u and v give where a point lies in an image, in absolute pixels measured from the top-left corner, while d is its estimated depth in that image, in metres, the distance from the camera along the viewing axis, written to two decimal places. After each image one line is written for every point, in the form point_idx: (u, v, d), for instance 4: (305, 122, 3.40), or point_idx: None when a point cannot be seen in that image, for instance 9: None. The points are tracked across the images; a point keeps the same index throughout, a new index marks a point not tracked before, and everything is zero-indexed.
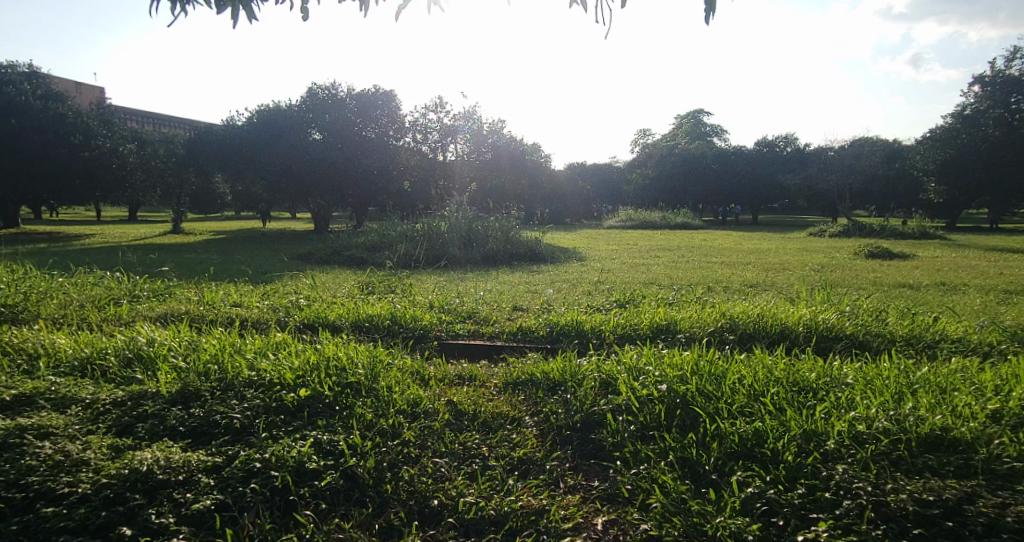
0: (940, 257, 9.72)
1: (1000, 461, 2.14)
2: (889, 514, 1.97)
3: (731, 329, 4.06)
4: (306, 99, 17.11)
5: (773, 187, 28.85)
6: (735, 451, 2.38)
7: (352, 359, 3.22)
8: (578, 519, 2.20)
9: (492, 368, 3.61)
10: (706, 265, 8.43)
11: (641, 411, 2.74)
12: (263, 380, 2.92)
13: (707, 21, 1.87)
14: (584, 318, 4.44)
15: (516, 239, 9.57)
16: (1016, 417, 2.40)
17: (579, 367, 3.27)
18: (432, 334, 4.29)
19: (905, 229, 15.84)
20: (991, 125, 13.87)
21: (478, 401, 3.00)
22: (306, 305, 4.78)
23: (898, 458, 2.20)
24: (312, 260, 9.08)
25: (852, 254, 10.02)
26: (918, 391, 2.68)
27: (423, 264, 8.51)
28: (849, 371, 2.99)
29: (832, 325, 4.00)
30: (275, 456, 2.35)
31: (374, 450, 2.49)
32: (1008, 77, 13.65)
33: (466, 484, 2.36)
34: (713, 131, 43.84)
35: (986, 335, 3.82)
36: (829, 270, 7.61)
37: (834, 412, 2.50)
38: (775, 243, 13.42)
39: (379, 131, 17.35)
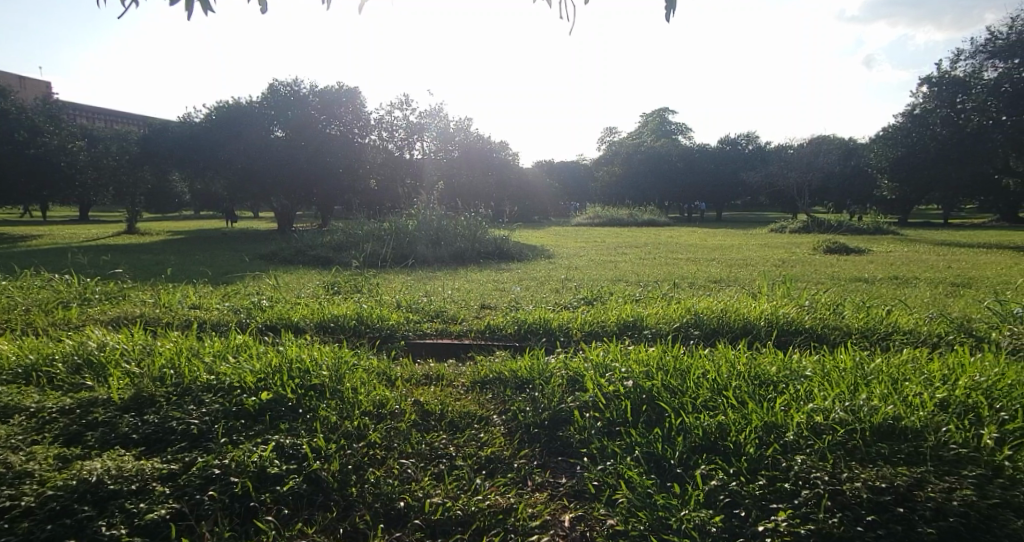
0: (895, 252, 10.08)
1: (947, 448, 2.22)
2: (845, 502, 2.03)
3: (695, 325, 4.13)
4: (268, 95, 16.78)
5: (736, 185, 29.99)
6: (698, 445, 2.42)
7: (316, 360, 3.16)
8: (546, 517, 2.20)
9: (460, 367, 3.60)
10: (672, 261, 8.57)
11: (607, 407, 2.77)
12: (223, 384, 2.84)
13: (667, 19, 1.77)
14: (552, 316, 4.47)
15: (485, 237, 9.56)
16: (962, 405, 2.49)
17: (547, 365, 3.28)
18: (399, 334, 4.24)
19: (860, 225, 16.39)
20: (938, 124, 14.16)
21: (445, 401, 2.98)
22: (269, 306, 4.69)
23: (853, 447, 2.28)
24: (275, 260, 8.90)
25: (812, 248, 10.31)
26: (872, 382, 2.77)
27: (390, 263, 8.42)
28: (807, 364, 3.08)
29: (792, 319, 4.12)
30: (234, 462, 2.30)
31: (339, 453, 2.45)
32: (952, 78, 13.84)
33: (433, 485, 2.34)
34: (677, 130, 44.70)
35: (937, 326, 3.98)
36: (790, 265, 7.84)
37: (793, 404, 2.57)
38: (739, 239, 13.75)
39: (344, 129, 17.12)
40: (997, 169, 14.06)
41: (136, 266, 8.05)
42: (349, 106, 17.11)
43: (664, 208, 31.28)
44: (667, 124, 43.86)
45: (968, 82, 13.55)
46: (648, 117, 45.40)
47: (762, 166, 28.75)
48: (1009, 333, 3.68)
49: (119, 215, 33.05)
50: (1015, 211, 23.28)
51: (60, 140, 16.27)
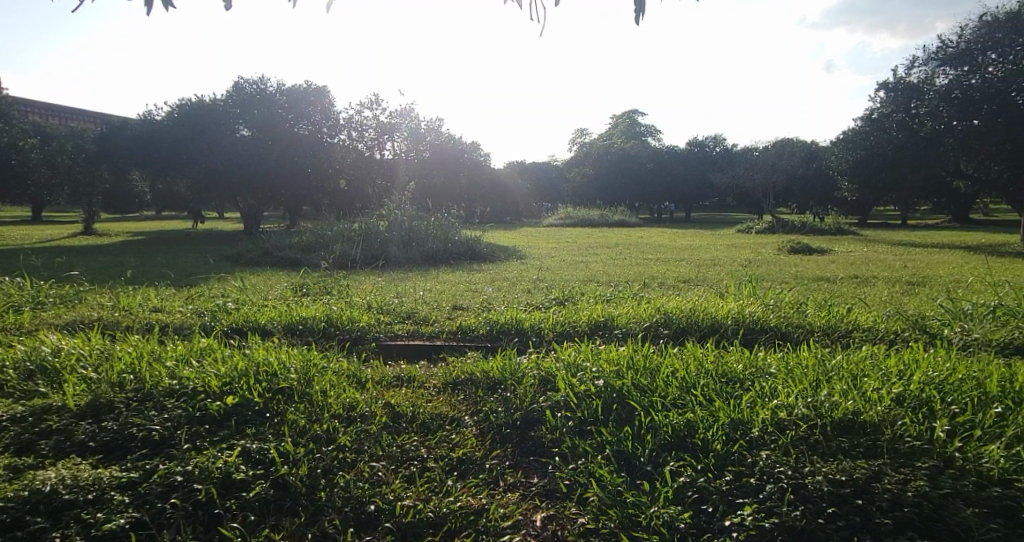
0: (855, 252, 10.42)
1: (903, 441, 2.30)
2: (807, 495, 2.09)
3: (665, 324, 4.20)
4: (232, 93, 16.45)
5: (704, 187, 30.54)
6: (668, 443, 2.46)
7: (284, 363, 3.10)
8: (518, 517, 2.21)
9: (431, 368, 3.59)
10: (643, 262, 8.67)
11: (578, 407, 2.80)
12: (186, 389, 2.77)
13: (638, 22, 1.70)
14: (524, 316, 4.49)
15: (457, 238, 9.53)
16: (917, 399, 2.58)
17: (518, 365, 3.29)
18: (370, 335, 4.20)
19: (823, 226, 16.88)
20: (895, 129, 14.66)
21: (416, 403, 2.97)
22: (235, 309, 4.60)
23: (815, 442, 2.34)
24: (241, 262, 8.71)
25: (776, 249, 10.58)
26: (833, 378, 2.85)
27: (360, 264, 8.34)
28: (772, 362, 3.16)
29: (758, 318, 4.21)
30: (198, 469, 2.24)
31: (307, 457, 2.42)
32: (907, 85, 14.24)
33: (404, 488, 2.32)
34: (647, 132, 45.30)
35: (894, 324, 4.12)
36: (756, 265, 8.04)
37: (758, 401, 2.63)
38: (708, 239, 13.99)
39: (313, 129, 16.90)
40: (948, 173, 14.57)
41: (94, 269, 7.79)
42: (318, 105, 16.92)
43: (634, 208, 31.70)
44: (637, 126, 44.42)
45: (921, 89, 13.95)
46: (617, 118, 45.88)
47: (729, 168, 29.37)
48: (959, 330, 3.84)
49: (77, 216, 31.91)
50: (966, 211, 24.29)
51: (10, 137, 15.60)
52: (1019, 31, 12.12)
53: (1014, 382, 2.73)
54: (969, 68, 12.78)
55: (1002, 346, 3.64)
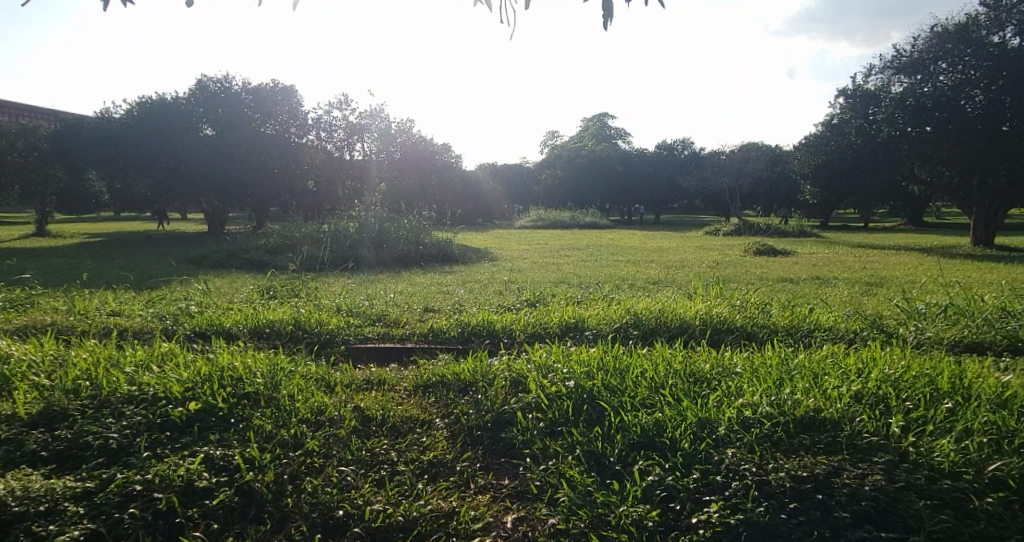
0: (817, 253, 10.72)
1: (861, 436, 2.37)
2: (771, 492, 2.13)
3: (635, 325, 4.25)
4: (196, 92, 16.11)
5: (672, 190, 30.95)
6: (637, 442, 2.49)
7: (250, 367, 3.04)
8: (488, 519, 2.21)
9: (402, 371, 3.56)
10: (612, 264, 8.75)
11: (549, 408, 2.81)
12: (146, 395, 2.70)
13: (605, 27, 1.73)
14: (496, 317, 4.50)
15: (428, 241, 9.46)
16: (874, 396, 2.67)
17: (489, 367, 3.29)
18: (340, 338, 4.15)
19: (787, 228, 17.32)
20: (854, 134, 15.05)
21: (386, 406, 2.94)
22: (198, 312, 4.49)
23: (778, 439, 2.40)
24: (205, 264, 8.51)
25: (742, 251, 10.79)
26: (796, 377, 2.93)
27: (329, 266, 8.23)
28: (738, 361, 3.23)
29: (724, 319, 4.30)
30: (158, 477, 2.19)
31: (274, 463, 2.38)
32: (865, 92, 14.61)
33: (373, 492, 2.29)
34: (617, 135, 45.84)
35: (854, 323, 4.25)
36: (723, 267, 8.20)
37: (724, 400, 2.69)
38: (676, 242, 14.22)
39: (280, 129, 16.67)
40: (903, 177, 15.09)
41: (47, 271, 7.50)
42: (284, 104, 16.72)
43: (604, 210, 32.01)
44: (607, 130, 44.94)
45: (878, 96, 14.39)
46: (588, 122, 46.33)
47: (696, 171, 29.90)
48: (913, 329, 4.00)
49: (29, 216, 30.61)
50: (920, 215, 25.29)
51: None
52: (967, 41, 12.56)
53: (964, 378, 2.85)
54: (922, 76, 13.28)
55: (953, 344, 3.79)
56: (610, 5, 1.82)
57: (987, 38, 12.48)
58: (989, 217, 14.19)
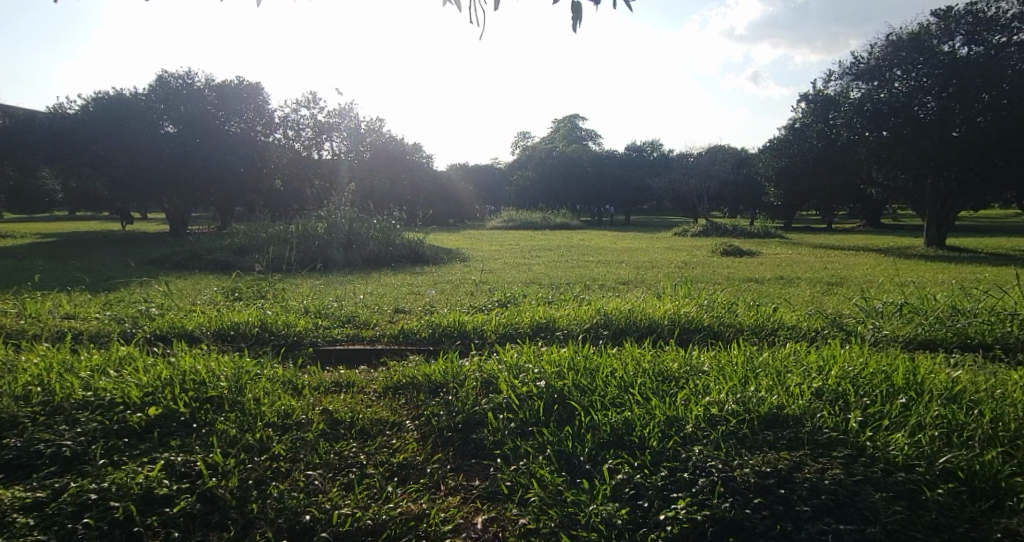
0: (780, 254, 10.99)
1: (822, 432, 2.44)
2: (736, 488, 2.17)
3: (605, 325, 4.29)
4: (156, 88, 15.66)
5: (642, 191, 31.21)
6: (606, 441, 2.51)
7: (213, 371, 2.96)
8: (458, 520, 2.20)
9: (371, 373, 3.52)
10: (583, 264, 8.81)
11: (520, 408, 2.81)
12: (102, 400, 2.61)
13: (575, 28, 1.70)
14: (467, 318, 4.49)
15: (399, 242, 9.38)
16: (833, 393, 2.75)
17: (461, 368, 3.28)
18: (307, 340, 4.08)
19: (752, 229, 17.72)
20: (815, 138, 15.46)
21: (355, 408, 2.90)
22: (159, 314, 4.36)
23: (743, 436, 2.45)
24: (167, 266, 8.27)
25: (710, 252, 10.99)
26: (760, 374, 3.00)
27: (297, 267, 8.09)
28: (705, 360, 3.29)
29: (692, 318, 4.37)
30: (115, 486, 2.12)
31: (238, 468, 2.32)
32: (825, 97, 15.05)
33: (342, 496, 2.26)
34: (588, 136, 46.17)
35: (816, 322, 4.37)
36: (691, 267, 8.33)
37: (692, 398, 2.74)
38: (645, 242, 14.42)
39: (246, 126, 16.32)
40: (862, 180, 15.57)
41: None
42: (250, 102, 16.44)
43: (575, 211, 32.18)
44: (578, 130, 45.26)
45: (838, 101, 14.84)
46: (559, 123, 46.61)
47: (665, 173, 30.34)
48: (871, 327, 4.14)
49: None
50: (878, 216, 26.08)
51: None
52: (919, 50, 13.10)
53: (917, 373, 2.96)
54: (878, 82, 13.73)
55: (908, 340, 3.93)
56: (579, 7, 1.79)
57: (938, 47, 13.01)
58: (941, 219, 14.67)
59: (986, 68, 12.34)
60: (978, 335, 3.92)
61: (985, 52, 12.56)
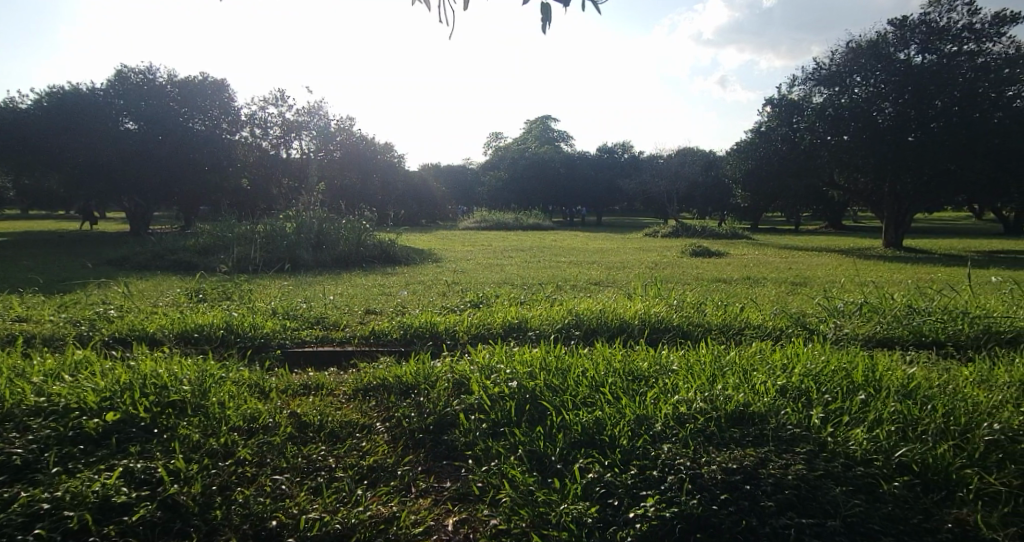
0: (746, 254, 11.22)
1: (785, 428, 2.50)
2: (704, 484, 2.19)
3: (576, 325, 4.31)
4: (115, 83, 15.16)
5: (613, 192, 31.50)
6: (578, 441, 2.53)
7: (176, 374, 2.88)
8: (429, 523, 2.18)
9: (341, 375, 3.47)
10: (555, 264, 8.88)
11: (492, 409, 2.81)
12: (56, 406, 2.52)
13: (545, 30, 1.68)
14: (439, 319, 4.47)
15: (370, 242, 9.28)
16: (797, 391, 2.82)
17: (432, 369, 3.26)
18: (275, 342, 4.00)
19: (720, 230, 18.07)
20: (780, 141, 15.81)
21: (324, 411, 2.86)
22: (118, 317, 4.22)
23: (711, 433, 2.49)
24: (127, 266, 8.02)
25: (679, 252, 11.18)
26: (727, 373, 3.05)
27: (264, 268, 7.93)
28: (674, 359, 3.34)
29: (662, 318, 4.43)
30: (70, 495, 2.05)
31: (201, 474, 2.26)
32: (789, 101, 15.41)
33: (310, 500, 2.22)
34: (560, 138, 46.42)
35: (780, 321, 4.47)
36: (661, 267, 8.44)
37: (661, 397, 2.77)
38: (616, 243, 14.56)
39: (210, 124, 15.95)
40: (824, 183, 16.01)
41: None
42: (214, 98, 16.11)
43: (548, 212, 32.33)
44: (550, 132, 45.48)
45: (801, 106, 15.22)
46: (531, 124, 46.72)
47: (636, 174, 30.70)
48: (833, 326, 4.25)
49: None
50: (840, 217, 26.84)
51: None
52: (877, 57, 13.51)
53: (875, 371, 3.05)
54: (839, 88, 14.13)
55: (867, 339, 4.06)
56: (549, 5, 1.77)
57: (895, 55, 13.44)
58: (900, 221, 15.17)
59: (939, 75, 12.83)
60: (932, 333, 4.06)
61: (939, 60, 13.05)
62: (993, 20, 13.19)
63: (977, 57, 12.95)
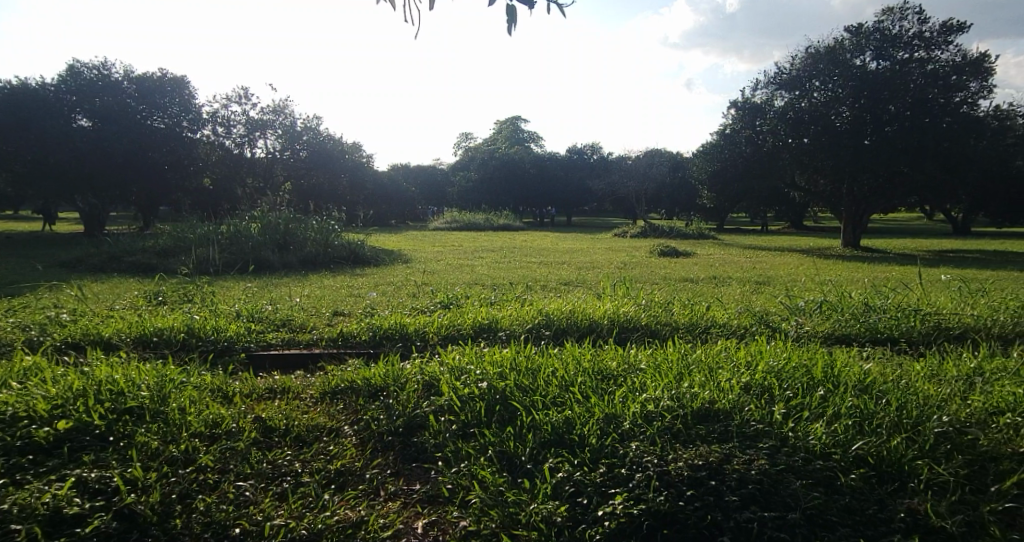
0: (711, 254, 11.42)
1: (749, 425, 2.55)
2: (670, 481, 2.22)
3: (546, 325, 4.32)
4: (66, 78, 14.60)
5: (583, 193, 31.75)
6: (547, 441, 2.53)
7: (134, 380, 2.79)
8: (398, 526, 2.16)
9: (308, 378, 3.40)
10: (525, 265, 8.90)
11: (462, 410, 2.79)
12: (3, 415, 2.42)
13: (510, 31, 1.68)
14: (409, 320, 4.43)
15: (337, 243, 9.14)
16: (760, 387, 2.88)
17: (401, 371, 3.22)
18: (239, 345, 3.91)
19: (688, 231, 18.36)
20: (744, 144, 16.14)
21: (291, 415, 2.80)
22: (70, 321, 4.07)
23: (677, 430, 2.53)
24: (81, 269, 7.72)
25: (648, 253, 11.33)
26: (693, 371, 3.10)
27: (228, 270, 7.73)
28: (642, 358, 3.38)
29: (630, 318, 4.48)
30: (18, 506, 1.97)
31: (160, 482, 2.20)
32: (752, 105, 15.77)
33: (275, 506, 2.18)
34: (531, 138, 46.52)
35: (744, 320, 4.55)
36: (629, 268, 8.53)
37: (629, 395, 2.80)
38: (586, 243, 14.68)
39: (169, 122, 15.54)
40: (786, 184, 16.43)
41: None
42: (173, 95, 15.75)
43: (518, 212, 32.39)
44: (521, 133, 45.60)
45: (763, 109, 15.58)
46: (501, 125, 46.71)
47: (606, 174, 31.01)
48: (794, 323, 4.37)
49: None
50: (802, 218, 27.59)
51: None
52: (835, 63, 13.93)
53: (834, 367, 3.14)
54: (800, 92, 14.53)
55: (826, 336, 4.18)
56: (515, 7, 1.75)
57: (852, 61, 13.89)
58: (857, 221, 15.66)
59: (893, 81, 13.32)
60: (887, 330, 4.20)
61: (892, 67, 13.54)
62: (941, 29, 13.75)
63: (927, 64, 13.47)
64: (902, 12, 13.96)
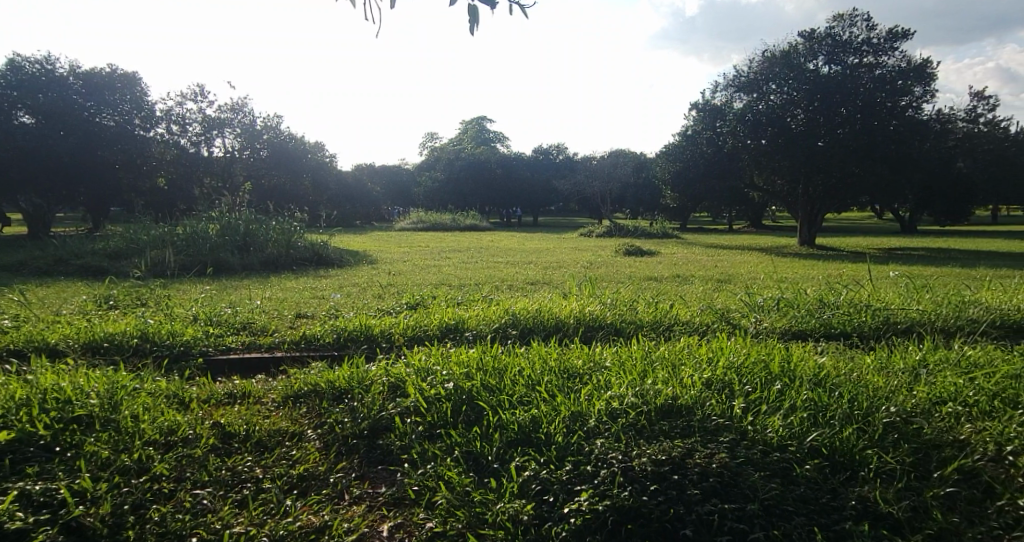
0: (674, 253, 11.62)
1: (710, 419, 2.60)
2: (634, 476, 2.24)
3: (513, 325, 4.33)
4: (7, 73, 13.95)
5: (549, 193, 31.93)
6: (513, 439, 2.54)
7: (82, 387, 2.67)
8: (363, 529, 2.13)
9: (269, 382, 3.32)
10: (491, 265, 8.89)
11: (428, 411, 2.77)
12: None
13: (472, 32, 1.65)
14: (373, 322, 4.37)
15: (300, 244, 8.97)
16: (721, 383, 2.94)
17: (366, 373, 3.17)
18: (196, 350, 3.79)
19: (652, 230, 18.62)
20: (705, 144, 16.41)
21: (251, 420, 2.73)
22: (13, 328, 3.88)
23: (641, 427, 2.56)
24: (26, 272, 7.37)
25: (613, 252, 11.44)
26: (657, 368, 3.15)
27: (185, 272, 7.51)
28: (607, 355, 3.41)
29: (595, 316, 4.52)
30: None
31: (111, 493, 2.11)
32: (711, 107, 16.05)
33: (234, 514, 2.12)
34: (497, 139, 46.44)
35: (706, 317, 4.65)
36: (595, 267, 8.60)
37: (595, 393, 2.83)
38: (551, 243, 14.75)
39: (120, 119, 15.01)
40: (745, 185, 16.81)
41: None
42: (123, 92, 15.26)
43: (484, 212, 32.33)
44: (487, 133, 45.48)
45: (722, 110, 15.88)
46: (466, 125, 46.45)
47: (571, 175, 31.26)
48: (754, 320, 4.49)
49: None
50: (761, 217, 28.34)
51: None
52: (790, 67, 14.38)
53: (790, 361, 3.24)
54: (757, 94, 14.90)
55: (783, 332, 4.31)
56: (478, 7, 1.73)
57: (805, 65, 14.35)
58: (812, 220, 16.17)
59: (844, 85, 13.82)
60: (840, 325, 4.35)
61: (842, 71, 14.05)
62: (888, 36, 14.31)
63: (875, 70, 14.04)
64: (852, 19, 14.51)
